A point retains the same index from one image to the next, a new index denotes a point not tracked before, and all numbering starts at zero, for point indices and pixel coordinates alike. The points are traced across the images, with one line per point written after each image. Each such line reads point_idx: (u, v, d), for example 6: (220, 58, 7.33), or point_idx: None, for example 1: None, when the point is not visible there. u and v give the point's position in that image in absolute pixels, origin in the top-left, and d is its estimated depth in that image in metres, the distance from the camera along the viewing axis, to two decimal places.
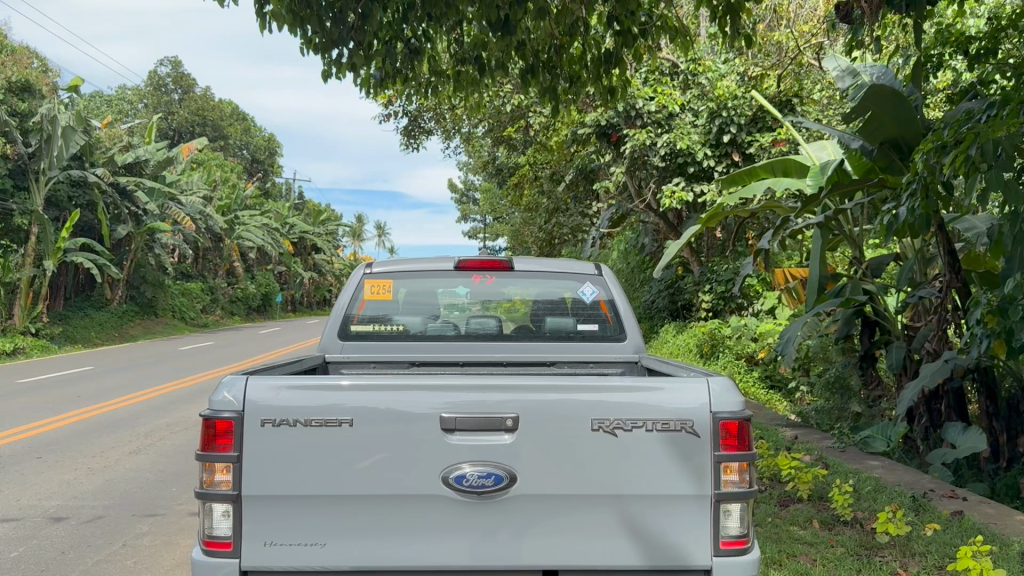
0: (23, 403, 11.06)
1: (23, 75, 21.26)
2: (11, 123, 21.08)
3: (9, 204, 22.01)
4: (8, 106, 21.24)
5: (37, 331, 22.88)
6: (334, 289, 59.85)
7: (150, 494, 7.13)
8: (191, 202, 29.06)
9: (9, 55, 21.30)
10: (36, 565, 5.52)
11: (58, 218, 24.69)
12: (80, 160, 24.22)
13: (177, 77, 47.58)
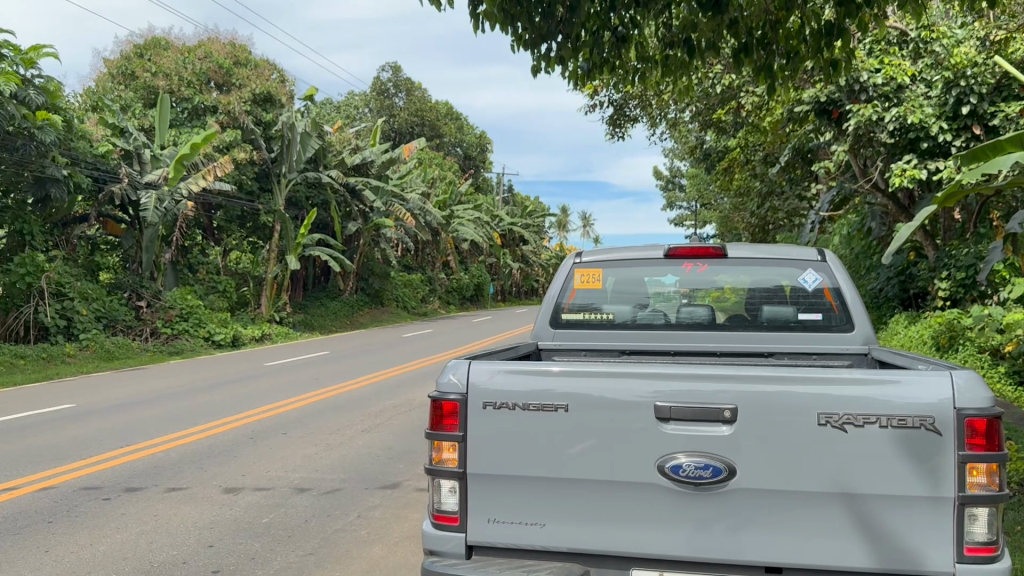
0: (273, 384, 12.28)
1: (265, 87, 23.37)
2: (257, 131, 23.17)
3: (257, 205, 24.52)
4: (255, 116, 23.48)
5: (281, 319, 25.36)
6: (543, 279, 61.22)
7: (379, 469, 7.68)
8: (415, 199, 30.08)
9: (253, 71, 23.77)
10: (285, 531, 6.13)
11: (297, 217, 27.43)
12: (316, 163, 26.62)
13: (397, 81, 50.57)
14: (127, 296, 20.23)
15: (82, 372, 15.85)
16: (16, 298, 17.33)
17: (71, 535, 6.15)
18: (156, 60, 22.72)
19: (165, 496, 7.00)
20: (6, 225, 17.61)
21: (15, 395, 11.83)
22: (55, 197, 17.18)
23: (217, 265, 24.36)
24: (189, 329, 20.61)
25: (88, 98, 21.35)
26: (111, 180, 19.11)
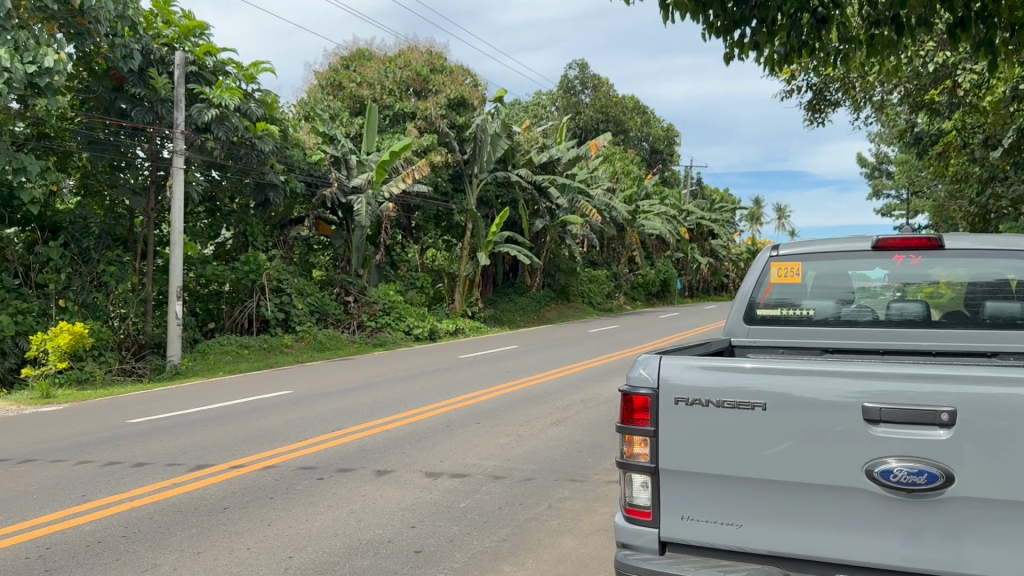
0: (467, 376, 12.83)
1: (459, 91, 24.28)
2: (451, 134, 24.14)
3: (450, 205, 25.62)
4: (450, 120, 24.45)
5: (474, 314, 26.38)
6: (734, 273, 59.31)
7: (570, 462, 7.80)
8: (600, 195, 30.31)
9: (448, 77, 24.63)
10: (481, 516, 6.39)
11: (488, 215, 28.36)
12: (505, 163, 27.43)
13: (584, 77, 50.84)
14: (336, 291, 21.85)
15: (298, 361, 17.31)
16: (242, 294, 19.22)
17: (289, 511, 6.75)
18: (360, 71, 24.27)
19: (371, 478, 7.50)
20: (233, 227, 19.55)
21: (241, 382, 13.13)
22: (273, 201, 18.83)
23: (415, 263, 25.69)
24: (391, 323, 21.89)
25: (301, 108, 23.24)
26: (322, 185, 20.62)
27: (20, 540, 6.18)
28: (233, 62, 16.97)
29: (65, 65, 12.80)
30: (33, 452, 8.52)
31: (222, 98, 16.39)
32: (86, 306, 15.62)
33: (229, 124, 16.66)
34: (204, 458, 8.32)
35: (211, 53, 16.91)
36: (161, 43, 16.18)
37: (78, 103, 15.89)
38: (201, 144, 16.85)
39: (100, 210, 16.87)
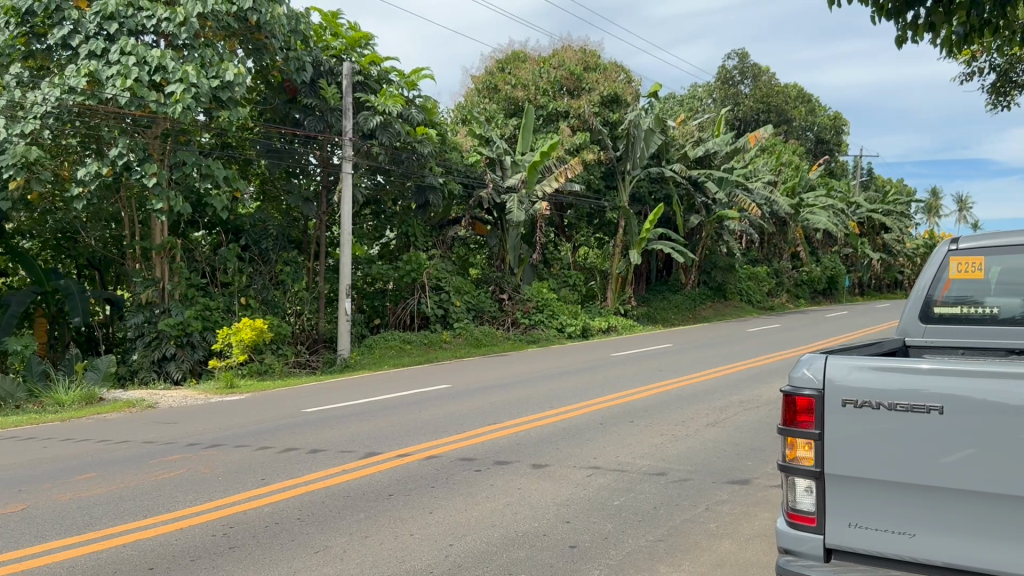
0: (621, 374, 12.79)
1: (613, 89, 24.25)
2: (604, 131, 24.17)
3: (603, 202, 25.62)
4: (603, 117, 24.38)
5: (627, 311, 26.22)
6: (908, 270, 55.44)
7: (727, 464, 7.62)
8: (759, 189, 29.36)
9: (602, 74, 24.69)
10: (636, 515, 6.37)
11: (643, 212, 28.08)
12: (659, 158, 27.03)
13: (744, 67, 49.22)
14: (491, 289, 22.39)
15: (456, 357, 17.83)
16: (404, 291, 20.07)
17: (449, 500, 7.00)
18: (515, 72, 24.52)
19: (527, 472, 7.64)
20: (396, 228, 20.39)
21: (404, 376, 13.70)
22: (433, 203, 19.38)
23: (568, 261, 25.84)
24: (545, 320, 22.13)
25: (459, 112, 23.90)
26: (478, 185, 21.20)
27: (210, 518, 6.77)
28: (395, 70, 17.70)
29: (244, 79, 13.62)
30: (220, 437, 9.29)
31: (385, 106, 17.15)
32: (266, 302, 16.77)
33: (392, 129, 17.45)
34: (370, 447, 8.77)
35: (375, 63, 17.75)
36: (330, 55, 17.16)
37: (257, 114, 17.10)
38: (367, 150, 17.69)
39: (277, 214, 18.02)
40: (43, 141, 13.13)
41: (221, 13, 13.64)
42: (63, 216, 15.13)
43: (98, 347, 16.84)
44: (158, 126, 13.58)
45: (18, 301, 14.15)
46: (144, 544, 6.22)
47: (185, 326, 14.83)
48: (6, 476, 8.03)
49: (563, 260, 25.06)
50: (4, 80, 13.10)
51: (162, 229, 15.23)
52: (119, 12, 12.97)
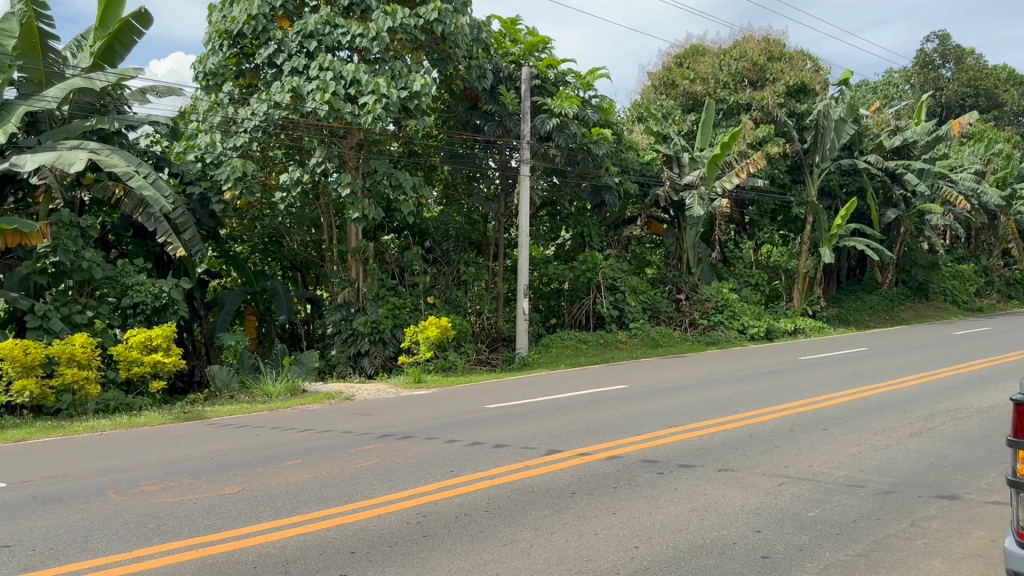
0: (813, 377, 12.16)
1: (800, 78, 23.19)
2: (790, 124, 23.08)
3: (789, 197, 24.51)
4: (789, 109, 23.33)
5: (816, 313, 24.93)
6: None
7: (936, 478, 7.04)
8: (964, 180, 27.05)
9: (787, 63, 23.59)
10: (833, 528, 6.01)
11: (833, 207, 26.61)
12: (851, 149, 25.67)
13: (947, 49, 45.52)
14: (668, 289, 22.01)
15: (634, 357, 17.69)
16: (580, 291, 20.09)
17: (632, 502, 6.91)
18: (694, 67, 23.83)
19: (713, 477, 7.42)
20: (572, 229, 20.53)
21: (585, 375, 13.69)
22: (608, 202, 19.48)
23: (751, 260, 24.99)
24: (724, 321, 21.51)
25: (635, 110, 23.67)
26: (654, 184, 21.01)
27: (403, 507, 7.09)
28: (572, 72, 17.79)
29: (430, 89, 14.10)
30: (410, 430, 9.70)
31: (562, 108, 17.24)
32: (450, 302, 17.41)
33: (568, 131, 17.57)
34: (553, 444, 8.84)
35: (553, 66, 17.94)
36: (508, 61, 17.51)
37: (441, 122, 17.79)
38: (544, 152, 17.89)
39: (459, 217, 18.57)
40: (253, 153, 14.31)
41: (410, 26, 14.24)
42: (271, 222, 16.37)
43: (300, 343, 17.85)
44: (352, 137, 14.32)
45: (231, 300, 15.36)
46: (345, 528, 6.60)
47: (377, 325, 15.67)
48: (225, 460, 8.79)
49: (744, 259, 24.27)
50: (219, 98, 14.42)
51: (357, 233, 16.17)
52: (318, 30, 13.85)
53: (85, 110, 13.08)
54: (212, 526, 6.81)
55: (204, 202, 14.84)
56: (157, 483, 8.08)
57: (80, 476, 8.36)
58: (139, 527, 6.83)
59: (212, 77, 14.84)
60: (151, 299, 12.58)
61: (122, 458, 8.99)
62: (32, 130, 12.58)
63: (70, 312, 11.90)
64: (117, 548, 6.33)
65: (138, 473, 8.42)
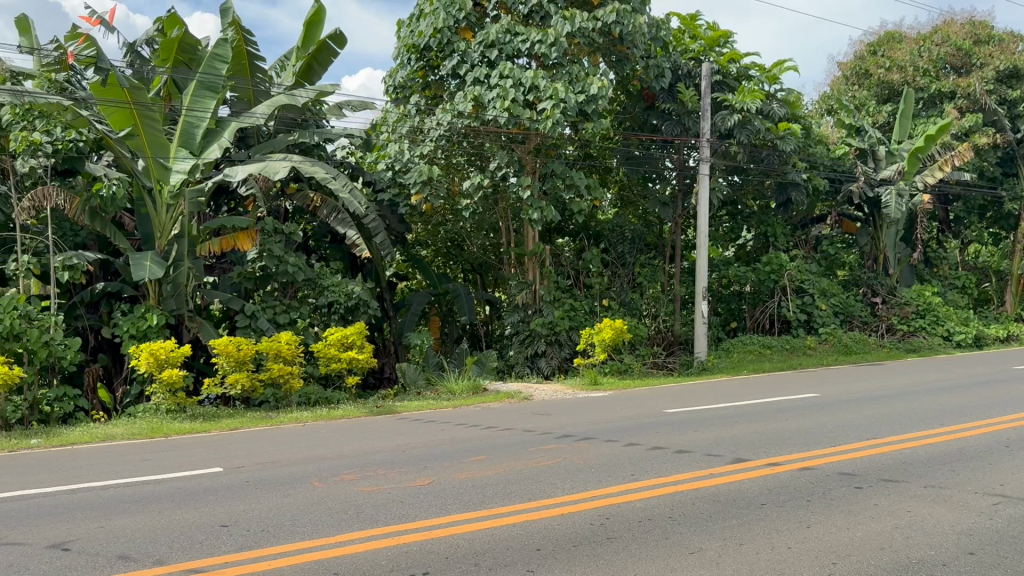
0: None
1: (1011, 61, 21.46)
2: (1000, 111, 21.26)
3: (999, 192, 22.52)
4: (998, 95, 21.63)
5: None
6: None
7: None
8: None
9: (997, 46, 21.84)
10: None
11: None
12: None
13: None
14: (863, 292, 20.87)
15: (823, 363, 16.88)
16: (764, 294, 19.66)
17: (828, 516, 6.56)
18: (891, 54, 22.23)
19: (918, 493, 6.92)
20: (754, 229, 19.86)
21: (773, 381, 13.17)
22: (795, 200, 18.56)
23: (956, 260, 23.21)
24: (926, 327, 20.08)
25: (824, 104, 22.63)
26: (847, 180, 19.83)
27: (587, 507, 7.11)
28: (756, 66, 17.19)
29: (608, 91, 14.13)
30: (591, 431, 9.73)
31: (744, 103, 16.67)
32: (625, 304, 17.36)
33: (751, 127, 16.93)
34: (739, 452, 8.57)
35: (736, 60, 17.41)
36: (688, 58, 17.19)
37: (619, 123, 17.74)
38: (725, 150, 17.46)
39: (636, 219, 18.39)
40: (438, 160, 14.87)
41: (588, 30, 14.27)
42: (453, 226, 16.97)
43: (481, 343, 18.42)
44: (530, 142, 14.53)
45: (417, 301, 15.98)
46: (531, 525, 6.71)
47: (554, 326, 15.89)
48: (415, 453, 9.19)
49: (947, 260, 22.53)
50: (406, 109, 15.13)
51: (534, 236, 16.44)
52: (499, 39, 14.19)
53: (289, 125, 14.19)
54: (406, 515, 7.12)
55: (393, 207, 15.60)
56: (354, 473, 8.57)
57: (287, 463, 9.02)
58: (340, 513, 7.26)
59: (401, 90, 15.57)
60: (344, 299, 13.42)
61: (322, 448, 9.61)
62: (242, 145, 13.86)
63: (274, 311, 12.87)
64: (321, 532, 6.76)
65: (337, 462, 8.98)
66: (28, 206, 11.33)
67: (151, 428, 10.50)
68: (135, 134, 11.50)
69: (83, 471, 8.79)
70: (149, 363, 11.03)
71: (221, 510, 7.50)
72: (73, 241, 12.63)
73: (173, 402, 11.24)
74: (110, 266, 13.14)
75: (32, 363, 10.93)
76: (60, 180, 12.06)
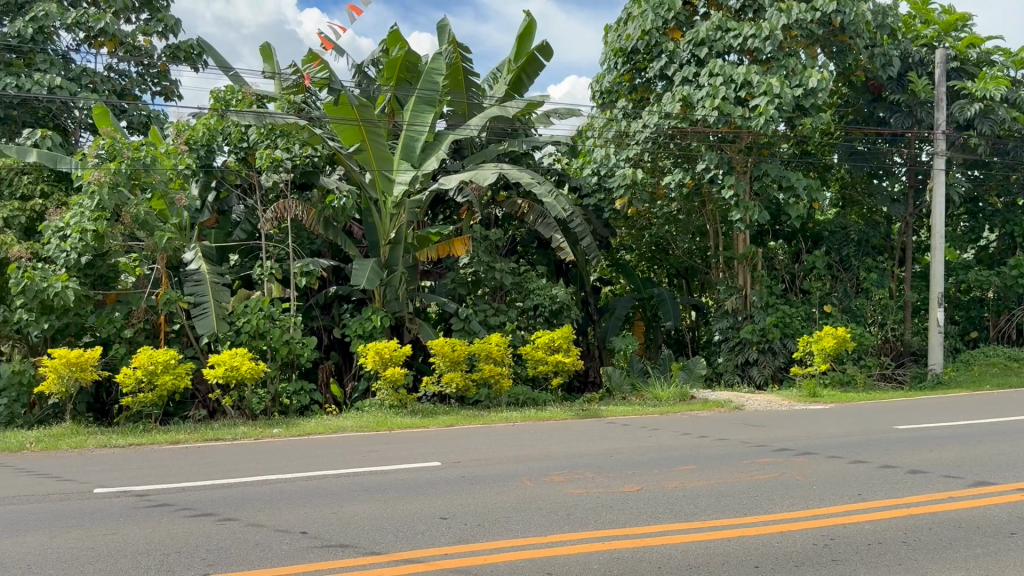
0: None
1: None
2: None
3: None
4: None
5: None
6: None
7: None
8: None
9: None
10: None
11: None
12: None
13: None
14: None
15: None
16: (1009, 301, 18.06)
17: None
18: None
19: None
20: (998, 228, 17.76)
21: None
22: None
23: None
24: None
25: None
26: None
27: (807, 526, 6.73)
28: (999, 50, 15.72)
29: (828, 83, 13.45)
30: (811, 446, 9.24)
31: (986, 90, 15.30)
32: (848, 311, 16.34)
33: (995, 116, 15.65)
34: (982, 475, 7.79)
35: (975, 45, 16.13)
36: (920, 45, 16.06)
37: (839, 118, 16.75)
38: (963, 142, 16.06)
39: (858, 219, 17.28)
40: (644, 163, 14.91)
41: (806, 21, 13.63)
42: (658, 230, 16.76)
43: (687, 349, 18.05)
44: (741, 141, 14.04)
45: (622, 305, 15.94)
46: (748, 541, 6.45)
47: (766, 333, 15.31)
48: (624, 458, 9.15)
49: None
50: (614, 114, 15.23)
51: (744, 239, 15.95)
52: (709, 36, 13.87)
53: (499, 135, 14.53)
54: (617, 521, 7.08)
55: (598, 211, 15.71)
56: (564, 474, 8.65)
57: (499, 461, 9.28)
58: (551, 514, 7.34)
59: (607, 95, 15.66)
60: (549, 303, 13.70)
61: (532, 448, 9.80)
62: (457, 156, 14.59)
63: (485, 314, 13.36)
64: (535, 531, 6.86)
65: (547, 463, 9.12)
66: (271, 218, 12.50)
67: (376, 422, 11.22)
68: (363, 149, 12.34)
69: (317, 460, 9.53)
70: (375, 361, 11.80)
71: (440, 503, 7.83)
72: (309, 248, 13.83)
73: (395, 398, 11.95)
74: (341, 271, 14.22)
75: (275, 359, 12.09)
76: (299, 194, 13.20)
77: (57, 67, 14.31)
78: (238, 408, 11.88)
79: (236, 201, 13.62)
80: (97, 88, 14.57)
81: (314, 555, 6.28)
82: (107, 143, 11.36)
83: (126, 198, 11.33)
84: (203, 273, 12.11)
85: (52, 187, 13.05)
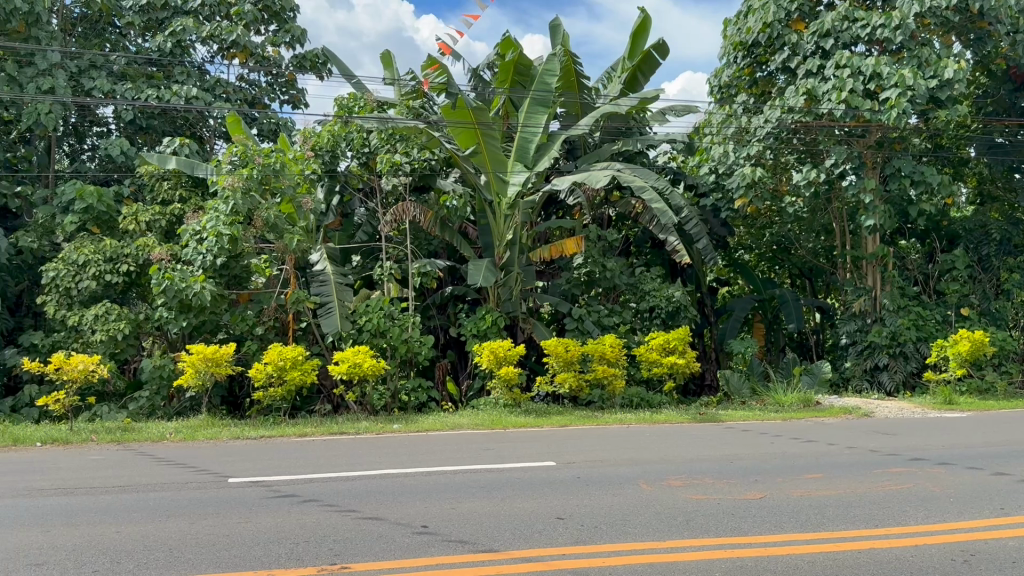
0: None
1: None
2: None
3: None
4: None
5: None
6: None
7: None
8: None
9: None
10: None
11: None
12: None
13: None
14: None
15: None
16: None
17: None
18: None
19: None
20: None
21: None
22: None
23: None
24: None
25: None
26: None
27: (944, 540, 6.39)
28: None
29: (966, 73, 12.78)
30: (947, 456, 8.77)
31: None
32: (987, 314, 15.41)
33: None
34: None
35: None
36: None
37: (976, 108, 15.86)
38: None
39: (998, 215, 16.21)
40: (766, 160, 14.48)
41: (941, 9, 13.02)
42: (780, 229, 16.37)
43: (809, 353, 17.68)
44: (871, 135, 13.73)
45: (740, 307, 15.61)
46: (879, 553, 6.17)
47: (898, 335, 14.65)
48: (744, 464, 8.92)
49: None
50: (733, 109, 14.86)
51: (873, 240, 15.33)
52: (836, 27, 13.36)
53: (613, 134, 14.48)
54: (738, 529, 6.91)
55: (716, 211, 15.45)
56: (682, 479, 8.52)
57: (615, 463, 9.23)
58: (670, 519, 7.24)
59: (726, 89, 15.36)
60: (665, 304, 13.56)
61: (649, 451, 9.70)
62: (570, 156, 14.55)
63: (599, 314, 13.33)
64: (653, 536, 6.78)
65: (664, 466, 9.01)
66: (391, 219, 12.88)
67: (491, 420, 11.38)
68: (479, 151, 12.48)
69: (436, 456, 9.74)
70: (490, 360, 11.95)
71: (558, 503, 7.86)
72: (426, 249, 14.13)
73: (509, 398, 12.10)
74: (457, 271, 14.53)
75: (394, 356, 12.45)
76: (417, 196, 13.55)
77: (193, 79, 15.17)
78: (360, 404, 12.31)
79: (358, 205, 13.97)
80: (229, 98, 15.34)
81: (435, 551, 6.41)
82: (240, 150, 11.98)
83: (257, 202, 11.92)
84: (328, 274, 12.57)
85: (190, 192, 13.85)
